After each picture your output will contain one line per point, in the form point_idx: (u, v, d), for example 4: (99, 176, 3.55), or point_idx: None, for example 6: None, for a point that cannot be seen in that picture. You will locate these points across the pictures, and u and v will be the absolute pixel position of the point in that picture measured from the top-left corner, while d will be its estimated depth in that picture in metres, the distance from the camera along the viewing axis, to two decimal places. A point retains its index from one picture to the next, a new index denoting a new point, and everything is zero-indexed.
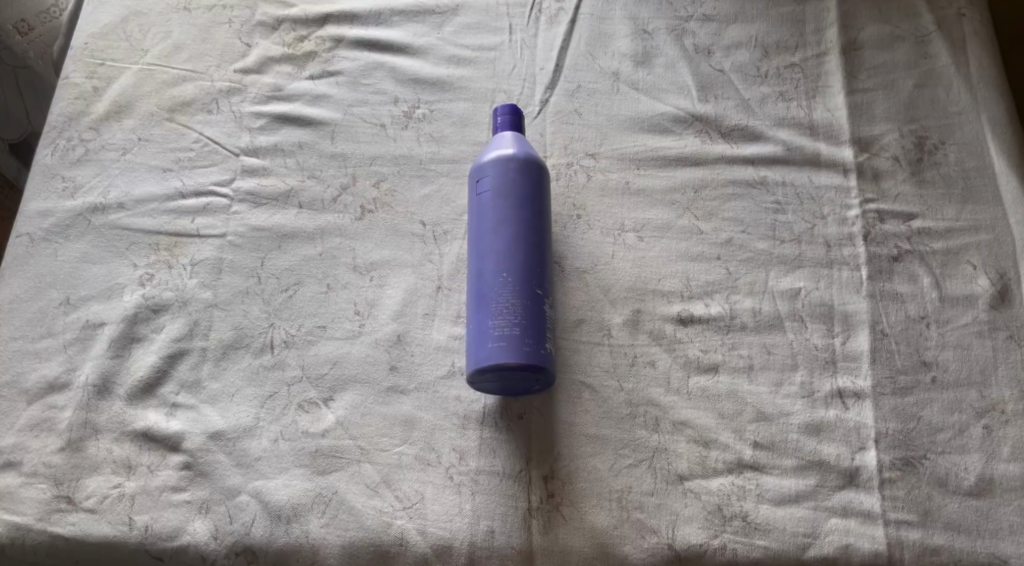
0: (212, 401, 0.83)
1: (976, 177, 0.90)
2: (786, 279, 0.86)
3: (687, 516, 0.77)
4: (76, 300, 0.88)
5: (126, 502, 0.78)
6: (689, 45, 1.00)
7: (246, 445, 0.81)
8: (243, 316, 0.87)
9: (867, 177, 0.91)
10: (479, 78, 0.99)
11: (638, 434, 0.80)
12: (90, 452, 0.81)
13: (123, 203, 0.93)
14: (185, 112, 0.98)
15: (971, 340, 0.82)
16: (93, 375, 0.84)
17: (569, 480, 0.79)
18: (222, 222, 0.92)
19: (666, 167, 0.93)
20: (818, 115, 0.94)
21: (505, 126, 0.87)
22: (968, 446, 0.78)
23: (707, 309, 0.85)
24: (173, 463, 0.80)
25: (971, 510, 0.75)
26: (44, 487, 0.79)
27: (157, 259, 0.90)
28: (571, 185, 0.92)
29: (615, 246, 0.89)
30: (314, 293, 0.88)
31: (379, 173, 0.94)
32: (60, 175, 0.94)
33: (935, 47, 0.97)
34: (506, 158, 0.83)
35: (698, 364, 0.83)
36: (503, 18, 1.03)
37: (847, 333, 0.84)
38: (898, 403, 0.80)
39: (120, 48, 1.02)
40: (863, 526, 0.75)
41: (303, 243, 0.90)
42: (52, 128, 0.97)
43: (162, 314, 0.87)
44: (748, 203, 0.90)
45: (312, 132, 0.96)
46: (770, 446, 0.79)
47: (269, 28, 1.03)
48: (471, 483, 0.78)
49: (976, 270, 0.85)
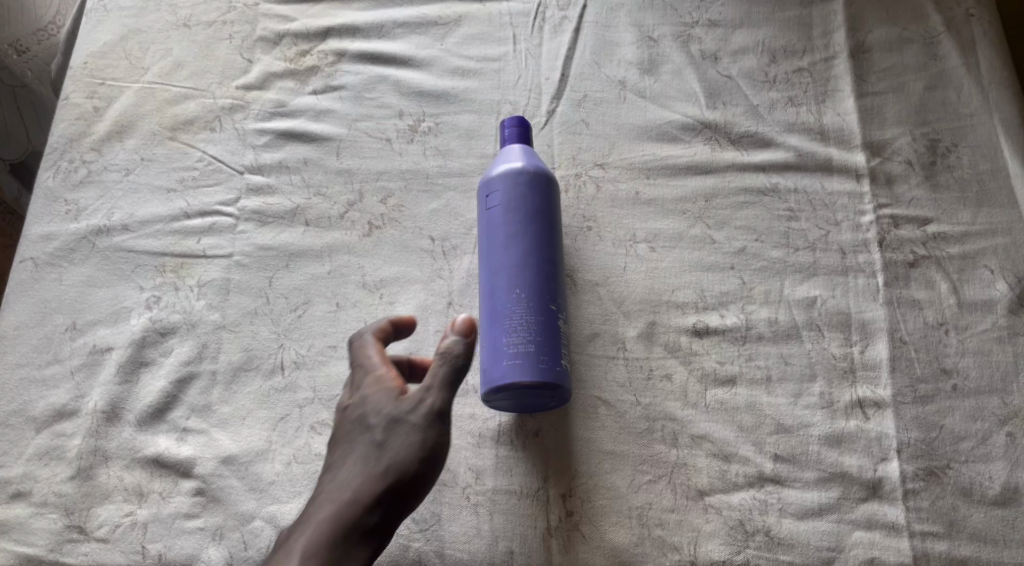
0: (224, 425, 0.82)
1: (990, 180, 0.89)
2: (802, 287, 0.85)
3: (709, 532, 0.76)
4: (82, 325, 0.87)
5: (139, 530, 0.77)
6: (696, 51, 0.98)
7: (259, 469, 0.79)
8: (253, 338, 0.86)
9: (879, 182, 0.90)
10: (484, 89, 0.98)
11: (656, 449, 0.79)
12: (100, 480, 0.80)
13: (127, 225, 0.91)
14: (187, 130, 0.97)
15: (992, 346, 0.81)
16: (102, 402, 0.83)
17: (587, 497, 0.77)
18: (228, 241, 0.90)
19: (676, 176, 0.91)
20: (828, 120, 0.93)
21: (512, 138, 0.86)
22: (992, 454, 0.77)
23: (723, 320, 0.84)
24: (185, 489, 0.79)
25: (996, 520, 0.74)
26: (55, 517, 0.78)
27: (163, 281, 0.89)
28: (581, 196, 0.91)
29: (627, 257, 0.88)
30: (323, 312, 0.87)
31: (386, 189, 0.93)
32: (62, 199, 0.93)
33: (944, 48, 0.96)
34: (516, 171, 0.82)
35: (715, 377, 0.82)
36: (507, 28, 1.01)
37: (865, 341, 0.83)
38: (920, 412, 0.79)
39: (121, 67, 1.00)
40: (888, 538, 0.74)
41: (311, 261, 0.89)
42: (54, 150, 0.95)
43: (170, 337, 0.86)
44: (761, 210, 0.89)
45: (318, 148, 0.95)
46: (792, 459, 0.78)
47: (270, 43, 1.01)
48: (488, 503, 0.77)
49: (994, 275, 0.84)
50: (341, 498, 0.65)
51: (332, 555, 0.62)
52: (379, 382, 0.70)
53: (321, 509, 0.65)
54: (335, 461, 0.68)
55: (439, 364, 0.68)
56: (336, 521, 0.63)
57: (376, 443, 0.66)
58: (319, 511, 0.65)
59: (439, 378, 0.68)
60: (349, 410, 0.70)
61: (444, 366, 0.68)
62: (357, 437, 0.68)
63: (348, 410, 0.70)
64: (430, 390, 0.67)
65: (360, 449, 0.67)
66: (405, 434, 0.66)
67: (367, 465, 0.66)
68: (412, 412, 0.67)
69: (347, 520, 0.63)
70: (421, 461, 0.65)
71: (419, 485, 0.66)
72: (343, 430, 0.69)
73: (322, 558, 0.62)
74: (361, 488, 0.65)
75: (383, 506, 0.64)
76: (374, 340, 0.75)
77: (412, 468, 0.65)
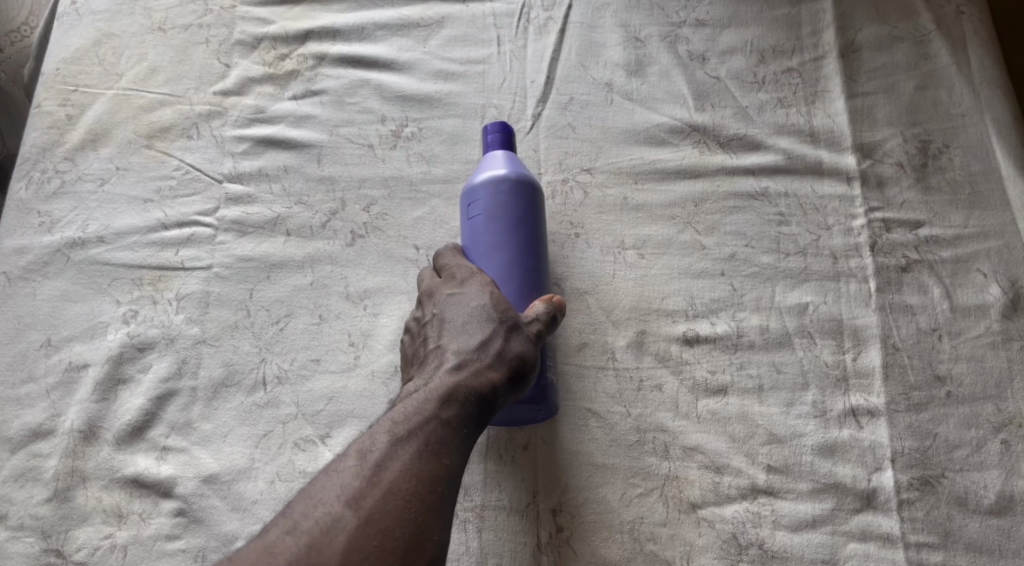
0: (205, 443, 0.80)
1: (982, 182, 0.87)
2: (793, 293, 0.84)
3: (701, 547, 0.75)
4: (57, 342, 0.84)
5: (117, 553, 0.76)
6: (683, 52, 0.96)
7: (242, 488, 0.78)
8: (233, 352, 0.84)
9: (870, 185, 0.88)
10: (469, 93, 0.95)
11: (648, 462, 0.78)
12: (78, 502, 0.78)
13: (103, 237, 0.89)
14: (163, 138, 0.94)
15: (985, 352, 0.80)
16: (79, 421, 0.81)
17: (577, 512, 0.76)
18: (207, 253, 0.88)
19: (665, 180, 0.90)
20: (818, 121, 0.92)
21: (495, 144, 0.83)
22: (986, 462, 0.76)
23: (713, 328, 0.83)
24: (165, 510, 0.77)
25: (992, 530, 0.74)
26: (31, 541, 0.76)
27: (141, 295, 0.86)
28: (568, 202, 0.89)
29: (616, 264, 0.86)
30: (305, 325, 0.85)
31: (368, 197, 0.90)
32: (36, 210, 0.90)
33: (934, 47, 0.94)
34: (497, 179, 0.79)
35: (706, 387, 0.80)
36: (490, 30, 0.99)
37: (858, 348, 0.81)
38: (913, 420, 0.78)
39: (94, 73, 0.97)
40: (883, 550, 0.74)
41: (292, 272, 0.87)
42: (26, 160, 0.93)
43: (148, 352, 0.84)
44: (751, 215, 0.88)
45: (298, 155, 0.93)
46: (785, 470, 0.77)
47: (247, 47, 0.99)
48: (477, 519, 0.76)
49: (988, 279, 0.83)
50: (469, 369, 0.68)
51: (460, 413, 0.66)
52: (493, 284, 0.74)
53: (445, 373, 0.68)
54: (451, 336, 0.71)
55: (545, 302, 0.74)
56: (466, 386, 0.67)
57: (500, 332, 0.70)
58: (446, 373, 0.68)
59: (543, 313, 0.73)
60: (461, 297, 0.73)
61: (549, 303, 0.74)
62: (476, 321, 0.71)
63: (455, 299, 0.74)
64: (539, 313, 0.73)
65: (482, 333, 0.70)
66: (522, 338, 0.71)
67: (491, 349, 0.70)
68: (526, 324, 0.72)
69: (474, 392, 0.67)
70: (533, 372, 0.71)
71: (525, 385, 0.71)
72: (455, 313, 0.73)
73: (453, 412, 0.66)
74: (489, 366, 0.69)
75: (503, 388, 0.69)
76: (454, 254, 0.78)
77: (529, 372, 0.70)
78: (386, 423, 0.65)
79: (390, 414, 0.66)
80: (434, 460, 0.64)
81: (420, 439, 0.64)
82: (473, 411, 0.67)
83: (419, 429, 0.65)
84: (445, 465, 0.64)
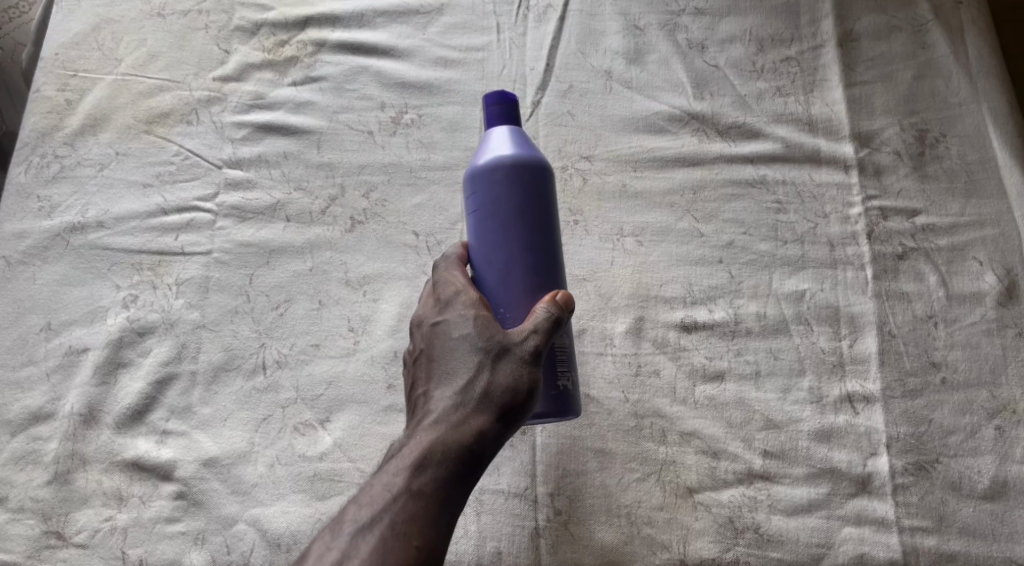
0: (205, 427, 0.80)
1: (978, 171, 0.88)
2: (791, 280, 0.84)
3: (698, 530, 0.76)
4: (57, 326, 0.84)
5: (118, 535, 0.77)
6: (683, 40, 0.96)
7: (241, 471, 0.78)
8: (233, 337, 0.84)
9: (868, 174, 0.89)
10: (468, 79, 0.95)
11: (645, 447, 0.78)
12: (78, 485, 0.78)
13: (102, 222, 0.89)
14: (163, 123, 0.94)
15: (980, 339, 0.81)
16: (79, 404, 0.81)
17: (575, 496, 0.77)
18: (207, 238, 0.88)
19: (664, 168, 0.90)
20: (816, 110, 0.92)
21: (493, 119, 0.77)
22: (980, 448, 0.77)
23: (711, 315, 0.83)
24: (165, 493, 0.78)
25: (985, 514, 0.75)
26: (32, 523, 0.77)
27: (140, 279, 0.87)
28: (568, 189, 0.89)
29: (614, 251, 0.87)
30: (305, 310, 0.85)
31: (368, 183, 0.91)
32: (35, 195, 0.90)
33: (932, 37, 0.94)
34: (488, 169, 0.74)
35: (704, 373, 0.81)
36: (490, 17, 0.98)
37: (854, 335, 0.82)
38: (908, 406, 0.79)
39: (92, 58, 0.97)
40: (877, 534, 0.75)
41: (292, 258, 0.87)
42: (25, 145, 0.93)
43: (148, 337, 0.84)
44: (749, 203, 0.88)
45: (297, 142, 0.93)
46: (781, 455, 0.78)
47: (247, 33, 0.98)
48: (476, 503, 0.77)
49: (984, 267, 0.84)
50: (446, 424, 0.67)
51: (436, 477, 0.66)
52: (482, 304, 0.72)
53: (425, 431, 0.68)
54: (437, 380, 0.70)
55: (545, 304, 0.70)
56: (442, 446, 0.67)
57: (486, 369, 0.69)
58: (424, 432, 0.68)
59: (542, 325, 0.69)
60: (448, 327, 0.72)
61: (549, 305, 0.70)
62: (460, 359, 0.70)
63: (443, 328, 0.72)
64: (539, 325, 0.70)
65: (464, 376, 0.69)
66: (511, 366, 0.69)
67: (474, 392, 0.68)
68: (519, 344, 0.69)
69: (451, 450, 0.66)
70: (528, 401, 0.69)
71: (519, 419, 0.69)
72: (442, 350, 0.71)
73: (427, 479, 0.66)
74: (469, 417, 0.68)
75: (490, 432, 0.68)
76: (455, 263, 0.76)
77: (520, 404, 0.68)
78: (353, 508, 0.66)
79: (362, 492, 0.67)
80: (402, 542, 0.64)
81: (385, 522, 0.64)
82: (452, 469, 0.66)
83: (385, 511, 0.65)
84: (415, 545, 0.64)
